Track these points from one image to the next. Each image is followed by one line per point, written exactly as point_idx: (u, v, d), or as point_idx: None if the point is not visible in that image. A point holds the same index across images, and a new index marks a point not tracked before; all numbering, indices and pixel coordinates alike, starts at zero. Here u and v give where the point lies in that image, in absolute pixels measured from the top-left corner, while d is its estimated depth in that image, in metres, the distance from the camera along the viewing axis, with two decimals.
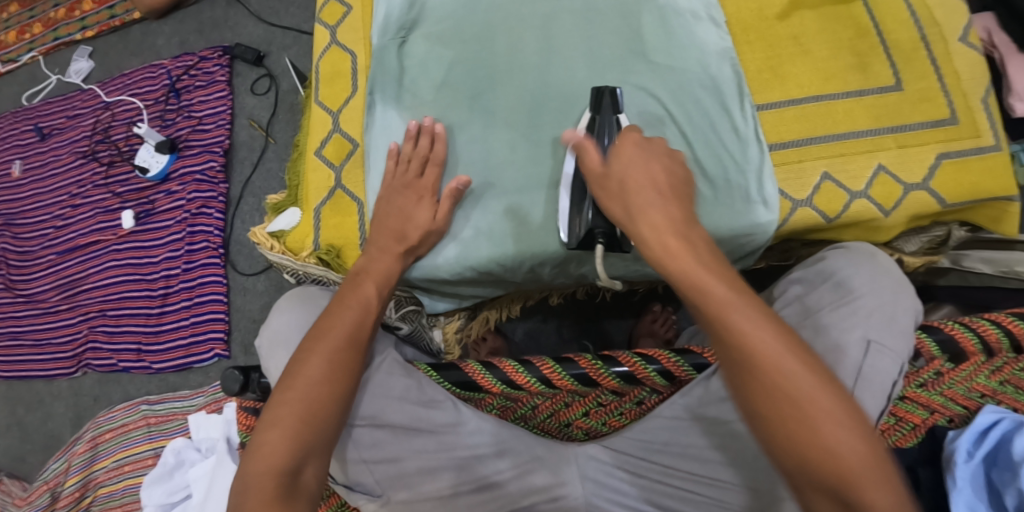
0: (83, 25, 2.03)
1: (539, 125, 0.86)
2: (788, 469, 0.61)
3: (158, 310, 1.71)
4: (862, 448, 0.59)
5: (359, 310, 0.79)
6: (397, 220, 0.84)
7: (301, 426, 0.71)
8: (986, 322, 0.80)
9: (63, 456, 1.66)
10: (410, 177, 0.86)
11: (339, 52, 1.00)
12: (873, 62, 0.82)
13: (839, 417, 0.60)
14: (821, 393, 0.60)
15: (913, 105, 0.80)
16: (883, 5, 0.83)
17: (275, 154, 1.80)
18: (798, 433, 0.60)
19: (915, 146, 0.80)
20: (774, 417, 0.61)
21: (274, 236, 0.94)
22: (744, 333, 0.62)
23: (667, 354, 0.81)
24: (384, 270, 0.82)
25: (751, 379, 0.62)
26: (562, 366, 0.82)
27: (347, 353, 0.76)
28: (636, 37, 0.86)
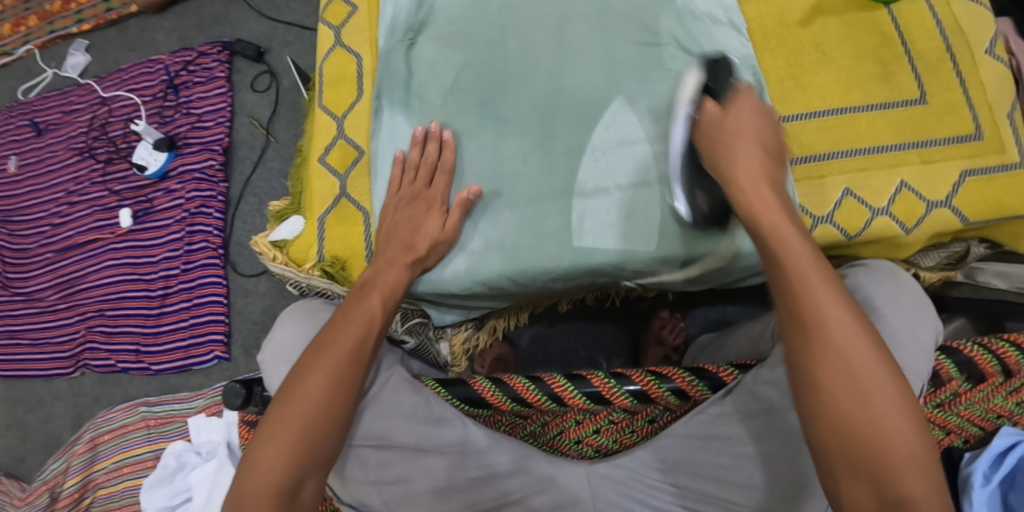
0: (79, 18, 1.99)
1: (553, 133, 0.83)
2: (830, 449, 0.59)
3: (157, 310, 1.68)
4: (916, 445, 0.58)
5: (363, 324, 0.76)
6: (406, 230, 0.82)
7: (299, 445, 0.69)
8: (1004, 343, 0.74)
9: (62, 456, 1.65)
10: (418, 187, 0.84)
11: (344, 54, 0.97)
12: (898, 72, 0.79)
13: (899, 407, 0.58)
14: (887, 379, 0.59)
15: (938, 118, 0.78)
16: (907, 13, 0.81)
17: (275, 153, 1.77)
18: (854, 412, 0.58)
19: (939, 162, 0.77)
20: (831, 393, 0.59)
21: (276, 246, 0.91)
22: (818, 301, 0.61)
23: (680, 372, 0.78)
24: (392, 282, 0.80)
25: (816, 348, 0.60)
26: (573, 383, 0.79)
27: (349, 367, 0.73)
28: (654, 42, 0.83)
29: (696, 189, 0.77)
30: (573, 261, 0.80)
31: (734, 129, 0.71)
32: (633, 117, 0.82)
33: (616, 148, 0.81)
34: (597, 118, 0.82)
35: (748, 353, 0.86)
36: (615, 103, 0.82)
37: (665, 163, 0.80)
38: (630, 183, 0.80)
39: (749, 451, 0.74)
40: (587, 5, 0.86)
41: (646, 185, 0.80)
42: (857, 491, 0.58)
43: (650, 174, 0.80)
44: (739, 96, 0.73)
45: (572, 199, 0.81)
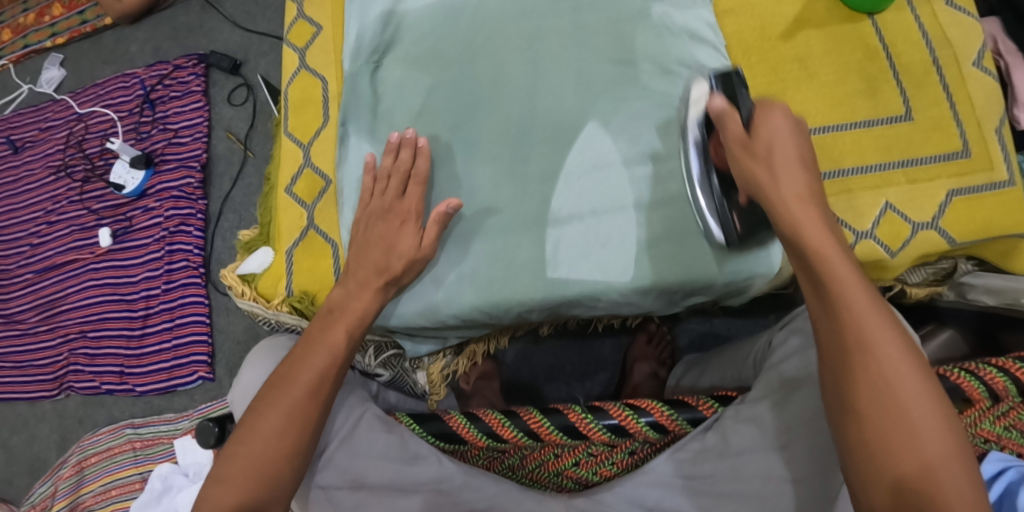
0: (53, 31, 1.95)
1: (525, 159, 0.80)
2: (876, 484, 0.56)
3: (139, 332, 1.65)
4: (966, 484, 0.54)
5: (324, 357, 0.73)
6: (380, 250, 0.78)
7: (250, 483, 0.67)
8: (991, 368, 0.72)
9: (50, 479, 1.64)
10: (390, 197, 0.80)
11: (309, 77, 0.95)
12: (883, 87, 0.76)
13: (947, 440, 0.55)
14: (933, 410, 0.56)
15: (925, 134, 0.75)
16: (892, 24, 0.78)
17: (254, 168, 1.74)
18: (900, 446, 0.55)
19: (925, 181, 0.74)
20: (874, 423, 0.56)
21: (245, 280, 0.88)
22: (861, 321, 0.58)
23: (659, 405, 0.75)
24: (362, 310, 0.76)
25: (857, 374, 0.57)
26: (549, 417, 0.77)
27: (307, 403, 0.70)
28: (629, 58, 0.80)
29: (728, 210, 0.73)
30: (548, 292, 0.77)
31: (770, 145, 0.66)
32: (609, 139, 0.78)
33: (592, 173, 0.78)
34: (571, 142, 0.79)
35: (732, 382, 0.83)
36: (590, 125, 0.79)
37: (642, 189, 0.77)
38: (606, 209, 0.77)
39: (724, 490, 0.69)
40: (559, 22, 0.83)
41: (622, 211, 0.77)
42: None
43: (625, 199, 0.77)
44: (771, 108, 0.67)
45: (547, 229, 0.77)
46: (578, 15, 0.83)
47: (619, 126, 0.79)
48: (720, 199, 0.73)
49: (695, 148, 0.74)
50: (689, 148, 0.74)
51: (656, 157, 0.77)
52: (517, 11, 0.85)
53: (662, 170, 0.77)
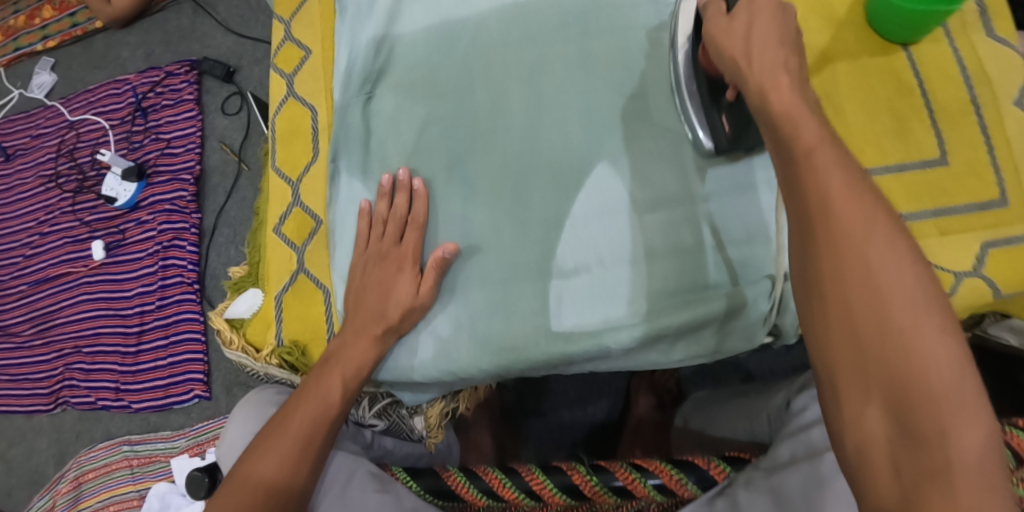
0: (44, 34, 1.90)
1: (527, 203, 0.75)
2: (839, 360, 0.48)
3: (134, 348, 1.61)
4: (949, 358, 0.45)
5: (317, 406, 0.69)
6: (376, 296, 0.74)
7: None
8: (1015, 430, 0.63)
9: (48, 493, 1.61)
10: (387, 244, 0.76)
11: (298, 106, 0.91)
12: (915, 127, 0.71)
13: (924, 309, 0.46)
14: (906, 271, 0.47)
15: (959, 182, 0.70)
16: (928, 57, 0.73)
17: (248, 181, 1.69)
18: (864, 314, 0.47)
19: (959, 232, 0.69)
20: (838, 289, 0.49)
21: (233, 325, 0.84)
22: (824, 178, 0.51)
23: (666, 466, 0.71)
24: (360, 359, 0.72)
25: (819, 239, 0.50)
26: (550, 477, 0.72)
27: (298, 454, 0.66)
28: (641, 93, 0.75)
29: (716, 114, 0.70)
30: (550, 349, 0.72)
31: (748, 30, 0.62)
32: (619, 182, 0.73)
33: (601, 220, 0.73)
34: (578, 188, 0.74)
35: (743, 435, 0.79)
36: (599, 166, 0.74)
37: (654, 237, 0.72)
38: (615, 259, 0.72)
39: None
40: (565, 49, 0.78)
41: (631, 263, 0.72)
42: (864, 412, 0.46)
43: (635, 248, 0.72)
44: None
45: (550, 280, 0.73)
46: (587, 42, 0.77)
47: (631, 171, 0.73)
48: (708, 106, 0.70)
49: (683, 56, 0.73)
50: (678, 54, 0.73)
51: (669, 204, 0.72)
52: (518, 37, 0.79)
53: (678, 216, 0.72)
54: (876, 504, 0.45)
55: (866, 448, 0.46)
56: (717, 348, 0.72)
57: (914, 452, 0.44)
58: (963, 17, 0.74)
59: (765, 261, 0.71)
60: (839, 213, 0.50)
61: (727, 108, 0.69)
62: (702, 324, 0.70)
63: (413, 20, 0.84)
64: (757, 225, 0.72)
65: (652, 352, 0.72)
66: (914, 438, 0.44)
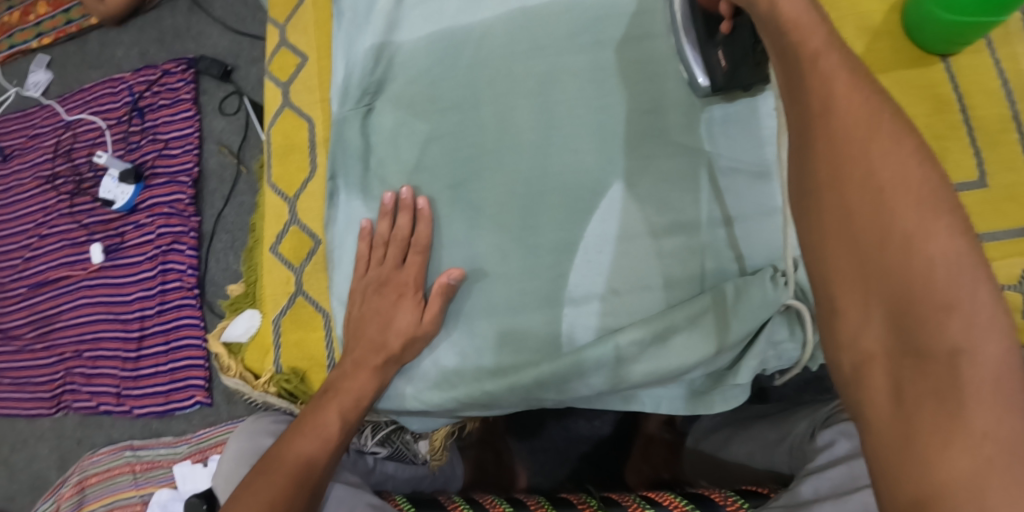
0: (39, 31, 1.87)
1: (536, 227, 0.72)
2: (838, 274, 0.44)
3: (134, 354, 1.58)
4: (959, 263, 0.41)
5: (314, 441, 0.66)
6: (376, 325, 0.71)
7: None
8: None
9: (50, 499, 1.60)
10: (388, 269, 0.73)
11: (294, 118, 0.87)
12: (952, 148, 0.67)
13: (930, 211, 0.42)
14: (912, 168, 0.43)
15: (996, 206, 0.66)
16: (967, 70, 0.69)
17: (247, 184, 1.66)
18: (865, 218, 0.44)
19: (996, 258, 0.65)
20: (838, 196, 0.45)
21: (229, 349, 0.81)
22: (831, 82, 0.46)
23: (678, 500, 0.68)
24: (359, 391, 0.69)
25: (817, 143, 0.46)
26: (555, 505, 0.71)
27: (288, 495, 0.62)
28: (658, 109, 0.71)
29: (712, 47, 0.65)
30: (555, 368, 0.67)
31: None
32: (634, 207, 0.70)
33: (611, 248, 0.69)
34: (590, 210, 0.70)
35: (760, 464, 0.75)
36: (614, 188, 0.70)
37: (671, 265, 0.68)
38: (629, 288, 0.69)
39: None
40: (576, 62, 0.74)
41: (647, 290, 0.68)
42: (864, 325, 0.43)
43: (652, 279, 0.68)
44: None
45: (561, 308, 0.70)
46: (600, 52, 0.73)
47: (644, 192, 0.70)
48: (705, 39, 0.66)
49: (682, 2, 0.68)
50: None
51: (686, 228, 0.69)
52: (526, 48, 0.76)
53: (694, 243, 0.68)
54: (873, 428, 0.42)
55: (864, 367, 0.43)
56: (724, 334, 0.65)
57: (919, 368, 0.41)
58: (1007, 26, 0.69)
59: (773, 249, 0.68)
60: (842, 116, 0.46)
61: (720, 40, 0.64)
62: (699, 312, 0.66)
63: (414, 29, 0.81)
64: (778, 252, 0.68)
65: (670, 350, 0.66)
66: (920, 352, 0.41)
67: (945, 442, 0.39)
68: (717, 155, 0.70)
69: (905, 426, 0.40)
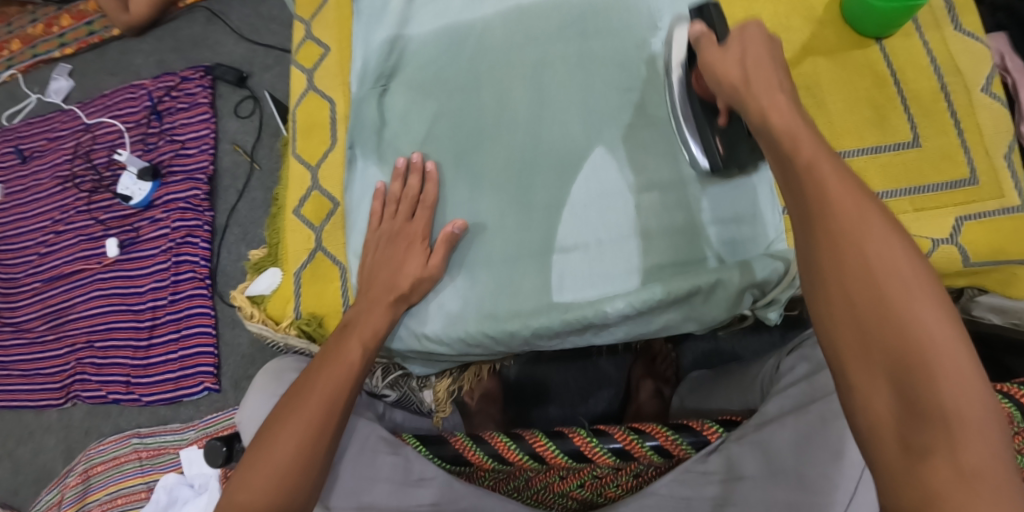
0: (61, 41, 1.97)
1: (530, 189, 0.81)
2: (846, 347, 0.53)
3: (145, 342, 1.66)
4: (949, 345, 0.50)
5: (343, 369, 0.74)
6: (388, 271, 0.79)
7: (273, 492, 0.67)
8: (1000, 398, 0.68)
9: (57, 487, 1.65)
10: (399, 222, 0.82)
11: (316, 99, 0.97)
12: (890, 115, 0.78)
13: (919, 296, 0.51)
14: (903, 266, 0.52)
15: (933, 164, 0.76)
16: (900, 51, 0.79)
17: (259, 182, 1.75)
18: (867, 309, 0.52)
19: (932, 209, 0.75)
20: (841, 283, 0.53)
21: (253, 301, 0.89)
22: (824, 182, 0.56)
23: (663, 429, 0.72)
24: (373, 326, 0.77)
25: (820, 241, 0.55)
26: (555, 442, 0.74)
27: (324, 412, 0.71)
28: (635, 88, 0.81)
29: (712, 135, 0.75)
30: (553, 322, 0.77)
31: (741, 53, 0.66)
32: (613, 166, 0.80)
33: (597, 205, 0.79)
34: (577, 171, 0.80)
35: (737, 405, 0.83)
36: (595, 151, 0.80)
37: (648, 218, 0.78)
38: (610, 238, 0.78)
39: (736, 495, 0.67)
40: (566, 49, 0.84)
41: (628, 240, 0.78)
42: (872, 396, 0.51)
43: (629, 228, 0.78)
44: (745, 27, 0.67)
45: (552, 256, 0.78)
46: (586, 42, 0.84)
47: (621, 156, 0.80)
48: (703, 126, 0.75)
49: (678, 81, 0.76)
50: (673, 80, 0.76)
51: (661, 186, 0.78)
52: (522, 38, 0.86)
53: (668, 198, 0.78)
54: (886, 470, 0.50)
55: (875, 425, 0.51)
56: (702, 316, 0.77)
57: (921, 426, 0.49)
58: (933, 13, 0.80)
59: (754, 241, 0.77)
60: (841, 216, 0.54)
61: (719, 130, 0.74)
62: (692, 294, 0.75)
63: (424, 23, 0.91)
64: (745, 209, 0.78)
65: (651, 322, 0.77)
66: (920, 412, 0.49)
67: (947, 487, 0.47)
68: None
69: (912, 471, 0.49)
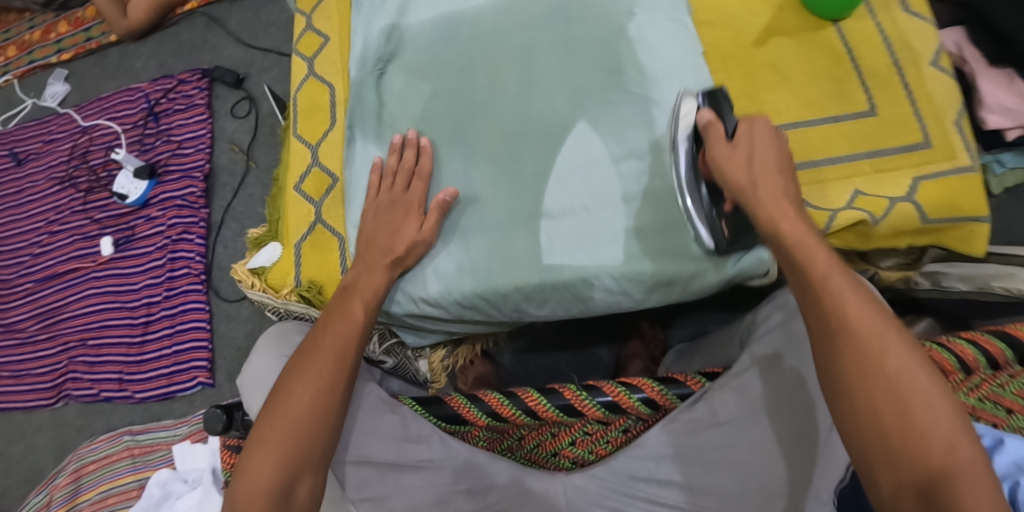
0: (58, 47, 2.00)
1: (520, 160, 0.85)
2: (873, 452, 0.59)
3: (140, 338, 1.67)
4: (965, 447, 0.57)
5: (347, 326, 0.78)
6: (385, 235, 0.83)
7: (289, 442, 0.71)
8: (962, 341, 0.73)
9: (45, 489, 1.60)
10: (397, 191, 0.86)
11: (317, 84, 1.01)
12: (850, 87, 0.86)
13: (934, 405, 0.58)
14: (922, 377, 0.59)
15: (888, 130, 0.84)
16: (855, 31, 0.88)
17: (256, 179, 1.77)
18: (890, 414, 0.59)
19: (890, 171, 0.83)
20: (865, 394, 0.60)
21: (255, 273, 0.93)
22: (841, 297, 0.64)
23: (650, 381, 0.77)
24: (373, 287, 0.81)
25: (844, 350, 0.62)
26: (548, 397, 0.78)
27: (333, 366, 0.75)
28: (615, 68, 0.86)
29: (716, 218, 0.79)
30: (542, 279, 0.82)
31: (751, 154, 0.74)
32: (597, 140, 0.84)
33: (581, 172, 0.84)
34: (561, 143, 0.85)
35: (719, 362, 0.88)
36: (579, 126, 0.85)
37: (629, 184, 0.82)
38: (595, 203, 0.83)
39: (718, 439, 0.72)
40: (550, 35, 0.89)
41: (611, 205, 0.82)
42: (899, 496, 0.58)
43: (614, 194, 0.82)
44: (752, 120, 0.75)
45: (540, 222, 0.83)
46: (570, 27, 0.88)
47: (604, 134, 0.84)
48: (708, 209, 0.79)
49: (684, 158, 0.80)
50: (678, 155, 0.80)
51: (641, 155, 0.83)
52: (510, 24, 0.90)
53: (649, 166, 0.82)
54: None
55: None
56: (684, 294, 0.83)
57: None
58: None
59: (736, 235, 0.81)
60: (859, 330, 0.62)
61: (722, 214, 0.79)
62: (673, 277, 0.81)
63: (420, 13, 0.95)
64: None
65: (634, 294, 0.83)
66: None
67: None
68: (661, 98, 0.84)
69: None
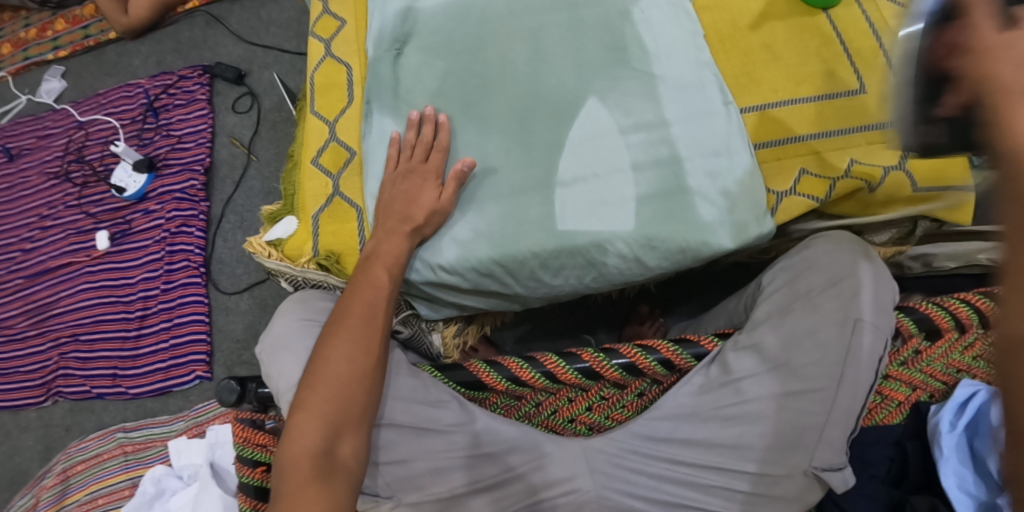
0: (55, 45, 1.92)
1: (532, 132, 0.87)
2: None
3: (135, 332, 1.60)
4: None
5: (371, 291, 0.80)
6: (403, 202, 0.86)
7: (327, 406, 0.74)
8: (958, 301, 0.76)
9: (31, 491, 1.54)
10: (414, 162, 0.88)
11: (334, 64, 1.01)
12: (839, 68, 0.90)
13: None
14: None
15: (878, 105, 0.88)
16: (843, 17, 0.91)
17: (257, 172, 1.72)
18: None
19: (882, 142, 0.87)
20: None
21: (271, 244, 0.94)
22: None
23: (666, 342, 0.79)
24: (393, 252, 0.83)
25: None
26: (566, 360, 0.78)
27: (363, 330, 0.78)
28: (620, 46, 0.88)
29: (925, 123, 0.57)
30: (559, 244, 0.83)
31: None
32: (608, 115, 0.86)
33: (591, 143, 0.86)
34: (573, 117, 0.87)
35: (725, 324, 0.93)
36: (589, 101, 0.87)
37: (638, 154, 0.85)
38: (605, 172, 0.85)
39: (738, 388, 0.75)
40: (558, 18, 0.91)
41: (621, 173, 0.85)
42: None
43: (622, 162, 0.85)
44: None
45: (554, 189, 0.85)
46: (575, 12, 0.90)
47: (612, 107, 0.86)
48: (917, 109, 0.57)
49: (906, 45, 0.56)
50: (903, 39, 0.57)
51: (647, 127, 0.85)
52: (519, 8, 0.92)
53: (655, 137, 0.85)
54: None
55: None
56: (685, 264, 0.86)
57: None
58: None
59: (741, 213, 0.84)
60: None
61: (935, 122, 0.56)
62: (683, 244, 0.83)
63: None
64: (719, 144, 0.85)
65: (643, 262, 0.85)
66: None
67: None
68: (663, 76, 0.87)
69: None
